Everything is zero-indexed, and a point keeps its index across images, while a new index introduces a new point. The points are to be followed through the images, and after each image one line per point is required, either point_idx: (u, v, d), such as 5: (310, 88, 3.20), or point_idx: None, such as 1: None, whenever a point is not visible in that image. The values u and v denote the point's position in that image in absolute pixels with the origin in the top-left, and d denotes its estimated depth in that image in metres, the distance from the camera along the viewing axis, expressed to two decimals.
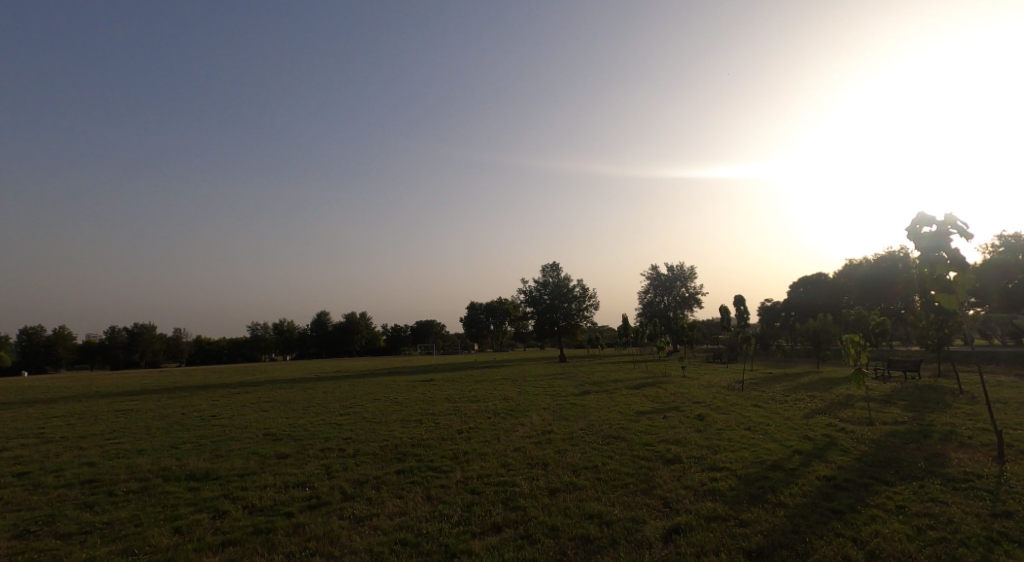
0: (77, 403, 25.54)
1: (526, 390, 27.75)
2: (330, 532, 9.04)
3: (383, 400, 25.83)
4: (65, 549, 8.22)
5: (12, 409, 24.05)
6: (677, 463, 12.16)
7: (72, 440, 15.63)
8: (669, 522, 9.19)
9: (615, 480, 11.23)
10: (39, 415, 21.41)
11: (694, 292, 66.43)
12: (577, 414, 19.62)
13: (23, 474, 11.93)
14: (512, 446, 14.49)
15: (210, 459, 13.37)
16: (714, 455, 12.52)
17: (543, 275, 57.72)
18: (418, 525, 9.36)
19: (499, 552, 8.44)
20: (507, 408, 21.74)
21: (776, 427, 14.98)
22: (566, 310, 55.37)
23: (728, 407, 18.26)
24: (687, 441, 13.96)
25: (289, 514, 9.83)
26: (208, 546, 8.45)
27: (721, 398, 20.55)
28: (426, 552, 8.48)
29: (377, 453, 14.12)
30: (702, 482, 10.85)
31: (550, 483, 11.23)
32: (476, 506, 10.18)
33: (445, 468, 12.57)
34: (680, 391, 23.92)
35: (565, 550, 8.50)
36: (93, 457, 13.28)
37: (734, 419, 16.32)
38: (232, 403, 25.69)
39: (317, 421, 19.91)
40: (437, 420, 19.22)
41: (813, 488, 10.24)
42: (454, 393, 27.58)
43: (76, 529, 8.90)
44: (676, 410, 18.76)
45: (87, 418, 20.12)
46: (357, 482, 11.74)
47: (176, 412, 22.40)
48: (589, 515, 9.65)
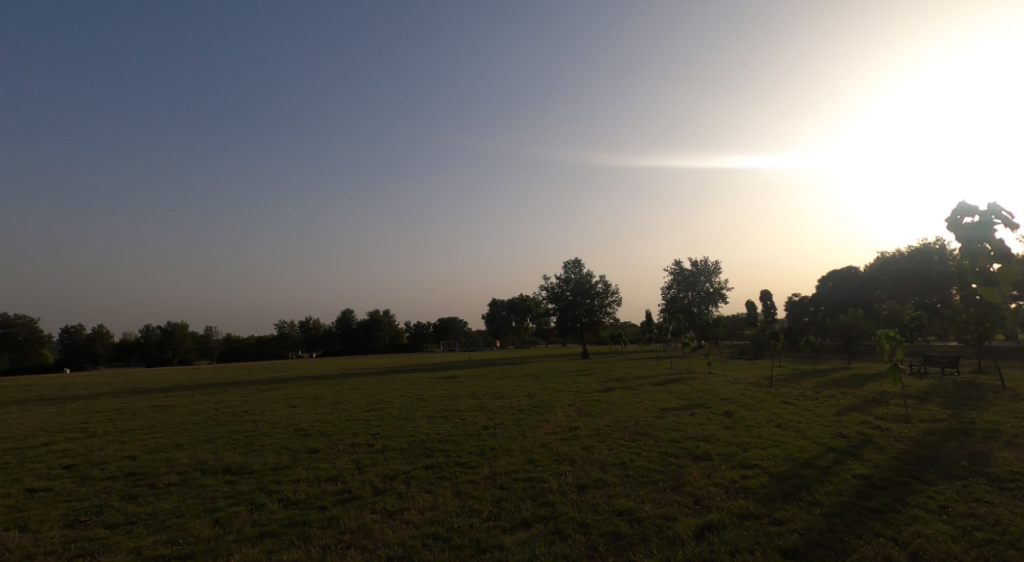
0: (115, 399, 26.39)
1: (550, 387, 27.81)
2: (364, 526, 9.16)
3: (409, 396, 26.15)
4: (113, 538, 8.48)
5: (55, 404, 24.99)
6: (706, 460, 12.01)
7: (115, 434, 16.15)
8: (701, 519, 9.09)
9: (645, 477, 11.15)
10: (81, 410, 22.19)
11: (719, 287, 65.46)
12: (602, 411, 19.46)
13: (71, 467, 12.37)
14: (538, 442, 14.51)
15: (244, 454, 13.68)
16: (745, 452, 12.34)
17: (565, 271, 57.76)
18: (449, 520, 9.43)
19: (530, 547, 8.45)
20: (531, 405, 21.72)
21: (808, 424, 14.67)
22: (588, 306, 55.19)
23: (757, 404, 18.02)
24: (716, 438, 13.77)
25: (322, 508, 9.98)
26: (247, 537, 8.62)
27: (749, 395, 20.30)
28: (457, 546, 8.53)
29: (404, 449, 14.26)
30: (733, 479, 10.70)
31: (578, 480, 11.20)
32: (505, 501, 10.21)
33: (473, 464, 12.64)
34: (706, 387, 23.61)
35: (596, 547, 8.46)
36: (133, 451, 13.71)
37: (763, 416, 16.10)
38: (262, 399, 26.30)
39: (344, 417, 20.12)
40: (463, 416, 19.36)
41: (849, 487, 10.01)
42: (477, 390, 27.62)
43: (122, 519, 9.17)
44: (703, 407, 18.61)
45: (127, 413, 20.77)
46: (387, 476, 11.89)
47: (209, 407, 22.96)
48: (619, 511, 9.60)
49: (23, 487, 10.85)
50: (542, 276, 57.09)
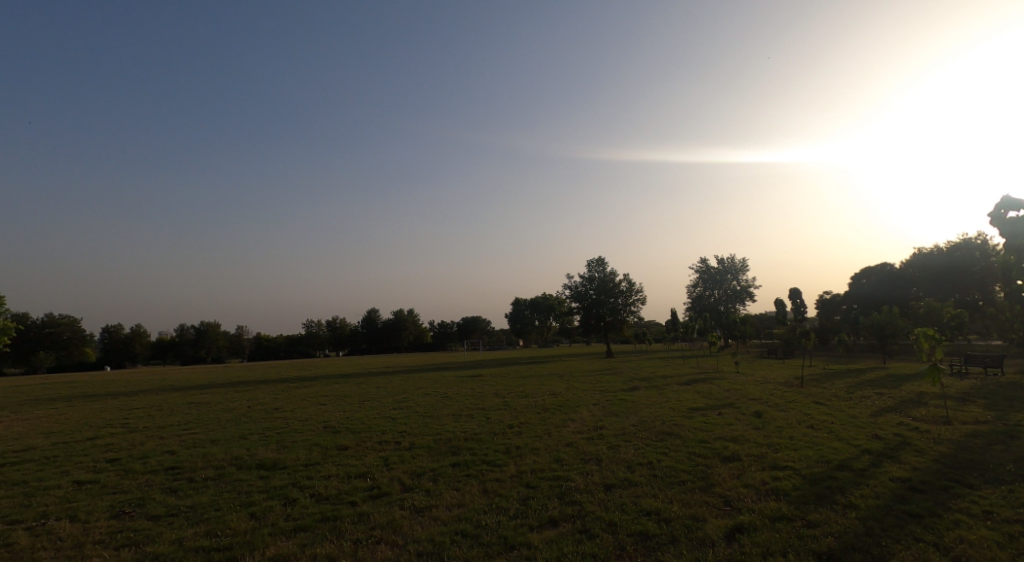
0: (152, 396, 27.20)
1: (574, 386, 27.74)
2: (393, 521, 9.30)
3: (434, 394, 26.37)
4: (155, 530, 8.76)
5: (97, 400, 25.89)
6: (736, 461, 11.86)
7: (153, 429, 16.67)
8: (731, 521, 9.00)
9: (673, 477, 11.07)
10: (122, 406, 22.94)
11: (746, 285, 64.45)
12: (627, 410, 19.37)
13: (114, 460, 12.81)
14: (565, 441, 14.50)
15: (277, 450, 13.97)
16: (776, 453, 12.15)
17: (588, 270, 57.56)
18: (477, 517, 9.50)
19: (559, 546, 8.48)
20: (556, 404, 21.68)
21: (842, 425, 14.36)
22: (612, 305, 54.87)
23: (788, 405, 17.67)
24: (745, 438, 13.57)
25: (353, 503, 10.15)
26: (282, 530, 8.83)
27: (779, 395, 19.92)
28: (485, 543, 8.60)
29: (431, 446, 14.41)
30: (764, 480, 10.55)
31: (605, 479, 11.16)
32: (532, 499, 10.25)
33: (500, 462, 12.70)
34: (734, 387, 23.26)
35: (624, 547, 8.43)
36: (171, 446, 14.14)
37: (794, 417, 15.79)
38: (292, 396, 26.83)
39: (372, 415, 20.40)
40: (489, 415, 19.47)
41: (886, 490, 9.79)
42: (502, 388, 27.74)
43: (163, 511, 9.46)
44: (732, 407, 18.35)
45: (164, 410, 21.36)
46: (414, 474, 12.01)
47: (241, 404, 23.49)
48: (647, 511, 9.55)
49: (71, 479, 11.28)
50: (566, 275, 56.94)
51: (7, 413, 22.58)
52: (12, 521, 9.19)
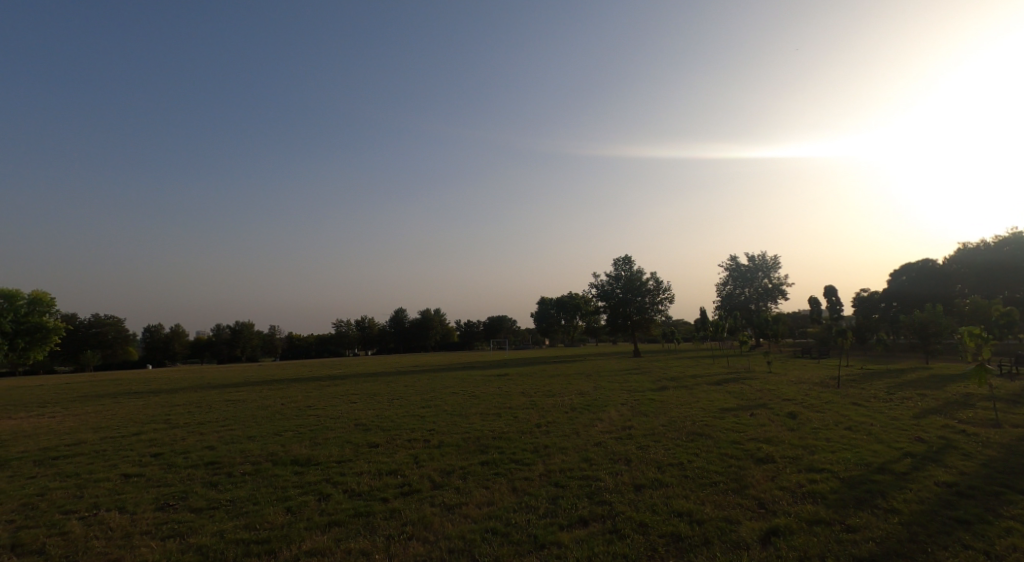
0: (191, 393, 28.02)
1: (602, 385, 27.61)
2: (424, 518, 9.39)
3: (461, 393, 26.48)
4: (198, 522, 9.02)
5: (139, 397, 26.80)
6: (769, 463, 11.65)
7: (193, 425, 17.17)
8: (766, 523, 8.84)
9: (704, 479, 10.93)
10: (163, 403, 23.67)
11: (778, 283, 63.08)
12: (657, 410, 19.16)
13: (157, 454, 13.25)
14: (593, 440, 14.44)
15: (310, 446, 14.26)
16: (812, 456, 11.87)
17: (614, 268, 57.14)
18: (506, 515, 9.54)
19: (589, 545, 8.44)
20: (584, 403, 21.59)
21: (882, 427, 13.96)
22: (640, 303, 54.36)
23: (824, 406, 17.25)
24: (780, 440, 13.31)
25: (385, 500, 10.28)
26: (317, 525, 8.99)
27: (815, 396, 19.42)
28: (516, 541, 8.63)
29: (460, 445, 14.49)
30: (800, 483, 10.34)
31: (635, 479, 11.08)
32: (561, 499, 10.23)
33: (528, 461, 12.72)
34: (766, 387, 22.79)
35: (656, 548, 8.35)
36: (210, 441, 14.54)
37: (831, 418, 15.42)
38: (323, 394, 27.28)
39: (401, 413, 20.64)
40: (516, 413, 19.47)
41: (931, 494, 9.49)
42: (529, 387, 27.72)
43: (205, 504, 9.74)
44: (765, 407, 17.98)
45: (203, 407, 21.97)
46: (443, 471, 12.12)
47: (274, 402, 23.99)
48: (678, 513, 9.44)
49: (119, 472, 11.71)
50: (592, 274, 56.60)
51: (56, 409, 23.55)
52: (65, 511, 9.57)
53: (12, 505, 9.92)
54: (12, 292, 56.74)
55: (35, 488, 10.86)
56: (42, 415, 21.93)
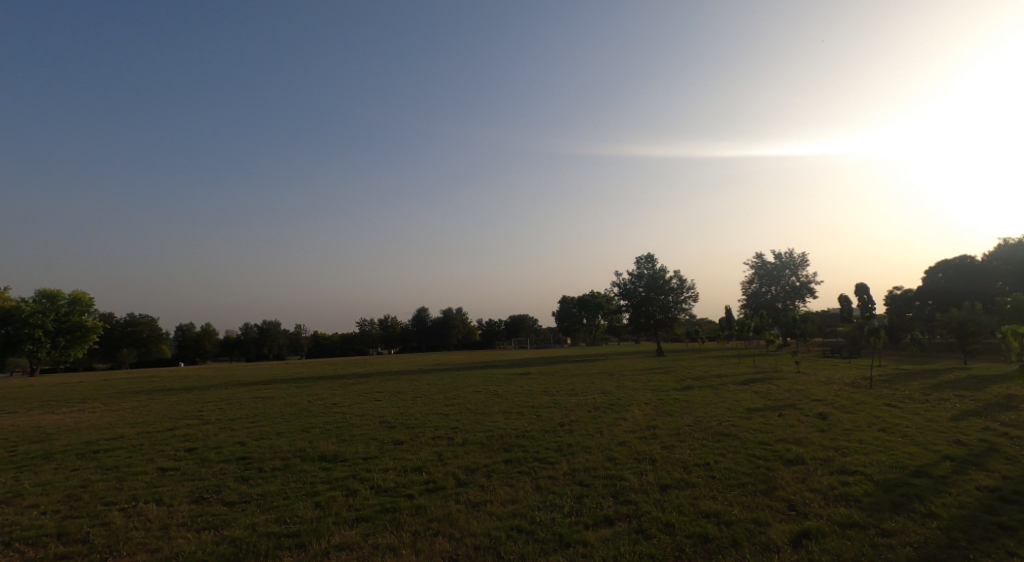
0: (221, 390, 28.68)
1: (625, 384, 27.40)
2: (450, 514, 9.45)
3: (484, 392, 26.55)
4: (231, 515, 9.21)
5: (173, 394, 27.53)
6: (800, 464, 11.43)
7: (224, 421, 17.57)
8: (797, 526, 8.68)
9: (732, 479, 10.78)
10: (195, 400, 24.26)
11: (806, 281, 61.82)
12: (681, 410, 18.94)
13: (191, 449, 13.57)
14: (617, 440, 14.36)
15: (337, 443, 14.45)
16: (844, 457, 11.62)
17: (637, 267, 56.68)
18: (531, 513, 9.54)
19: (615, 545, 8.39)
20: (607, 402, 21.47)
21: (918, 429, 13.58)
22: (663, 302, 53.83)
23: (856, 407, 16.85)
24: (809, 441, 13.06)
25: (410, 496, 10.38)
26: (345, 520, 9.12)
27: (845, 396, 18.98)
28: (542, 539, 8.63)
29: (483, 443, 14.55)
30: (832, 485, 10.14)
31: (661, 479, 10.98)
32: (586, 498, 10.18)
33: (552, 459, 12.70)
34: (795, 387, 22.35)
35: (683, 548, 8.27)
36: (241, 437, 14.86)
37: (863, 419, 15.07)
38: (348, 392, 27.63)
39: (425, 410, 20.78)
40: (539, 412, 19.43)
41: (972, 499, 9.20)
42: (552, 386, 27.68)
43: (237, 498, 9.94)
44: (793, 408, 17.63)
45: (233, 403, 22.46)
46: (468, 469, 12.17)
47: (301, 399, 24.39)
48: (706, 513, 9.33)
49: (155, 465, 12.03)
50: (614, 273, 56.28)
51: (93, 405, 24.30)
52: (106, 502, 9.87)
53: (56, 496, 10.26)
54: (53, 292, 58.71)
55: (77, 480, 11.22)
56: (81, 410, 22.66)
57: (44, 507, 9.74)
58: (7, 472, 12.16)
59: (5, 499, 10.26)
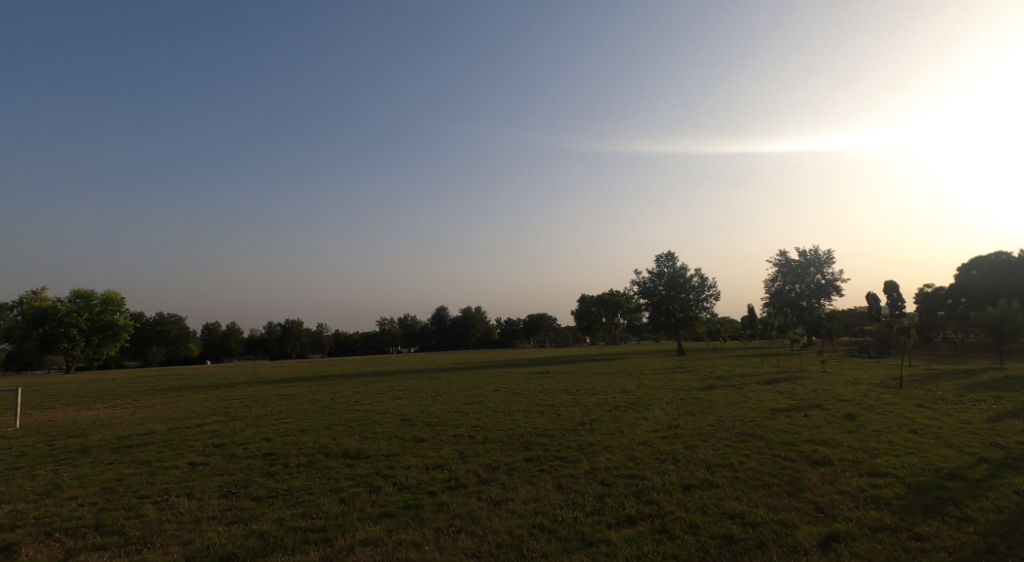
0: (247, 388, 29.11)
1: (646, 383, 27.18)
2: (472, 512, 9.47)
3: (503, 390, 26.57)
4: (258, 509, 9.36)
5: (200, 392, 28.05)
6: (827, 465, 11.22)
7: (250, 418, 17.85)
8: (826, 528, 8.52)
9: (757, 480, 10.63)
10: (221, 397, 24.69)
11: (832, 279, 60.68)
12: (704, 410, 18.72)
13: (219, 445, 13.82)
14: (639, 439, 14.25)
15: (360, 440, 14.59)
16: (874, 459, 11.37)
17: (657, 265, 56.17)
18: (553, 512, 9.52)
19: (638, 544, 8.33)
20: (628, 401, 21.32)
21: (951, 431, 13.22)
22: (684, 301, 53.27)
23: (886, 407, 16.48)
24: (837, 442, 12.81)
25: (433, 493, 10.42)
26: (369, 516, 9.19)
27: (874, 397, 18.58)
28: (564, 538, 8.60)
29: (504, 441, 14.55)
30: (861, 487, 9.93)
31: (684, 479, 10.86)
32: (608, 497, 10.13)
33: (573, 459, 12.65)
34: (821, 387, 21.93)
35: (708, 549, 8.17)
36: (267, 433, 15.08)
37: (893, 420, 14.72)
38: (370, 391, 27.84)
39: (445, 409, 20.87)
40: (560, 411, 19.36)
41: (1010, 504, 8.92)
42: (572, 385, 27.58)
43: (264, 493, 10.09)
44: (819, 408, 17.31)
45: (258, 401, 22.83)
46: (489, 467, 12.18)
47: (324, 397, 24.64)
48: (731, 514, 9.21)
49: (186, 460, 12.28)
50: (634, 271, 55.92)
51: (124, 401, 24.90)
52: (140, 495, 10.10)
53: (93, 489, 10.53)
54: (87, 292, 60.47)
55: (112, 473, 11.50)
56: (114, 406, 23.28)
57: (81, 499, 10.00)
58: (46, 465, 12.53)
59: (45, 491, 10.57)
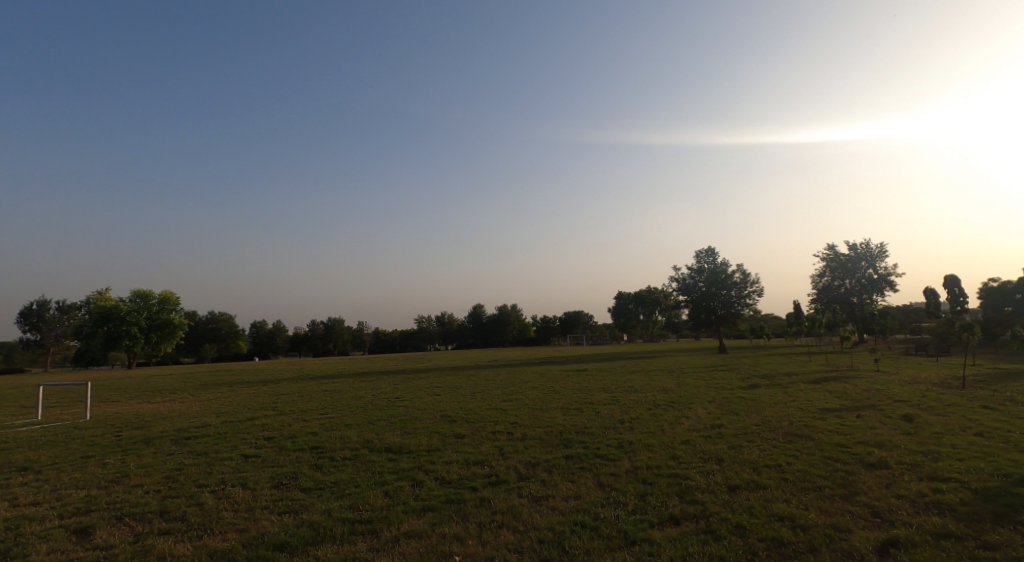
0: (294, 384, 29.97)
1: (686, 382, 26.68)
2: (513, 508, 9.45)
3: (542, 388, 26.55)
4: (307, 500, 9.58)
5: (250, 387, 28.99)
6: (883, 468, 10.74)
7: (297, 413, 18.32)
8: (883, 534, 8.15)
9: (808, 482, 10.26)
10: (270, 392, 25.45)
11: (885, 274, 58.30)
12: (748, 409, 18.21)
13: (269, 438, 14.24)
14: (681, 438, 13.98)
15: (402, 435, 14.77)
16: (934, 463, 10.83)
17: (698, 261, 55.04)
18: (595, 509, 9.41)
19: (683, 544, 8.14)
20: (670, 400, 20.94)
21: (1019, 435, 12.47)
22: (725, 297, 52.05)
23: (946, 409, 15.69)
24: (893, 444, 12.25)
25: (474, 488, 10.45)
26: (412, 509, 9.28)
27: (934, 398, 17.71)
28: (606, 536, 8.49)
29: (543, 438, 14.50)
30: (922, 492, 9.45)
31: (729, 480, 10.58)
32: (651, 496, 9.96)
33: (614, 456, 12.50)
34: (874, 387, 21.08)
35: (757, 551, 7.92)
36: (313, 428, 15.44)
37: (954, 422, 13.99)
38: (410, 387, 28.20)
39: (485, 406, 20.94)
40: (599, 409, 19.20)
41: None
42: (611, 383, 27.31)
43: (313, 485, 10.32)
44: (872, 409, 16.60)
45: (304, 396, 23.42)
46: (529, 464, 12.15)
47: (366, 393, 25.12)
48: (779, 516, 8.92)
49: (239, 452, 12.68)
50: (672, 267, 54.94)
51: (180, 395, 25.96)
52: (198, 484, 10.48)
53: (156, 477, 10.99)
54: (146, 292, 63.37)
55: (172, 463, 11.99)
56: (172, 400, 24.29)
57: (147, 487, 10.45)
58: (114, 454, 13.16)
59: (114, 478, 11.08)
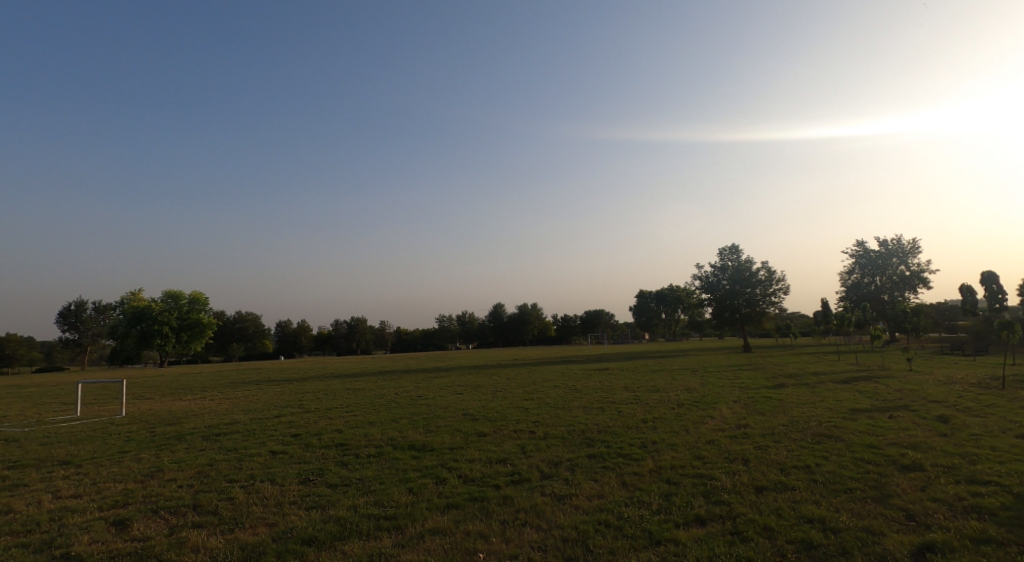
0: (319, 383, 30.35)
1: (711, 381, 26.33)
2: (536, 506, 9.40)
3: (564, 387, 26.48)
4: (333, 496, 9.65)
5: (278, 385, 29.46)
6: (917, 471, 10.41)
7: (322, 411, 18.52)
8: (918, 538, 7.90)
9: (838, 484, 10.01)
10: (296, 390, 25.81)
11: (917, 270, 56.75)
12: (775, 409, 17.86)
13: (296, 435, 14.40)
14: (705, 438, 13.76)
15: (425, 433, 14.82)
16: (971, 465, 10.47)
17: (721, 258, 54.25)
18: (619, 509, 9.31)
19: (710, 545, 7.99)
20: (694, 399, 20.65)
21: None
22: (749, 296, 51.22)
23: (983, 409, 15.17)
24: (927, 446, 11.88)
25: (496, 486, 10.43)
26: (435, 506, 9.29)
27: (970, 398, 17.16)
28: (631, 535, 8.38)
29: (566, 437, 14.40)
30: (959, 496, 9.15)
31: (756, 481, 10.37)
32: (675, 496, 9.81)
33: (638, 456, 12.37)
34: (907, 387, 20.51)
35: (785, 553, 7.74)
36: (338, 425, 15.59)
37: (993, 424, 13.52)
38: (433, 386, 28.33)
39: (507, 404, 20.93)
40: (622, 408, 19.02)
41: None
42: (634, 382, 27.07)
43: (338, 481, 10.41)
44: (905, 410, 16.14)
45: (329, 394, 23.68)
46: (552, 462, 12.08)
47: (390, 392, 25.33)
48: (809, 518, 8.71)
49: (267, 448, 12.86)
50: (696, 265, 54.22)
51: (210, 393, 26.47)
52: (229, 479, 10.65)
53: (189, 472, 11.20)
54: (177, 292, 64.86)
55: (204, 458, 12.21)
56: (202, 398, 24.79)
57: (179, 481, 10.65)
58: (148, 450, 13.45)
59: (148, 473, 11.33)
